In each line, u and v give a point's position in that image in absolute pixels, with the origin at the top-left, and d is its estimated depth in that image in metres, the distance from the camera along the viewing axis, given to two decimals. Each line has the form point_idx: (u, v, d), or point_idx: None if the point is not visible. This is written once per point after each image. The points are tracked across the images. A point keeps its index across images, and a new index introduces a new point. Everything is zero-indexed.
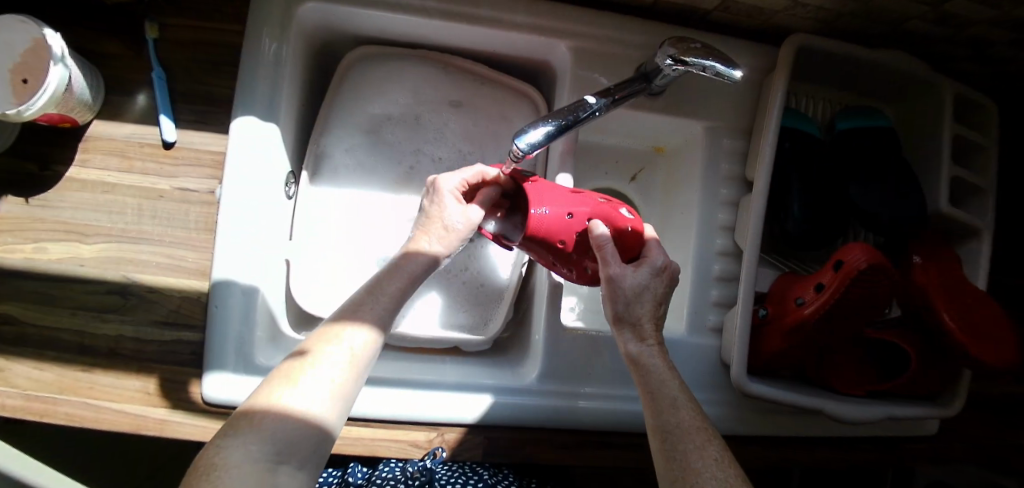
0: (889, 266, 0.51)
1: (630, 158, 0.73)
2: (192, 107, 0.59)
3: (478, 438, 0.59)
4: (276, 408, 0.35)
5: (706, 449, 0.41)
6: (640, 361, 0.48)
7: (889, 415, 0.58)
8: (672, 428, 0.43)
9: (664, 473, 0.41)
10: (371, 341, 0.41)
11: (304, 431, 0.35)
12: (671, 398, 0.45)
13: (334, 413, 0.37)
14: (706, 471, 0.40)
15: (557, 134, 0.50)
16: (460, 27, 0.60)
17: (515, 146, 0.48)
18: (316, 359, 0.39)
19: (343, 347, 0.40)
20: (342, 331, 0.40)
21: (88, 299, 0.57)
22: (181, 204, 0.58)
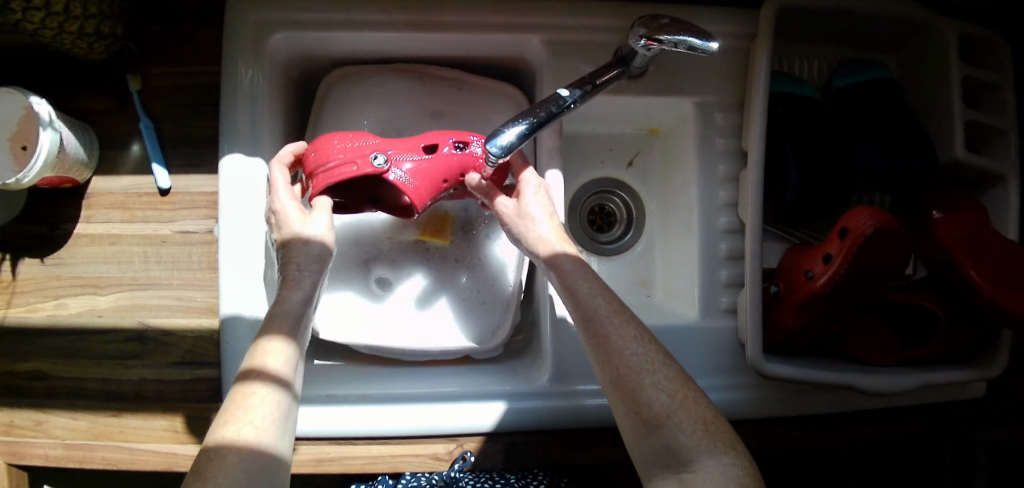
0: (900, 228, 0.48)
1: (623, 144, 0.71)
2: (182, 151, 0.61)
3: (497, 443, 0.59)
4: (228, 445, 0.36)
5: (623, 330, 0.43)
6: (551, 255, 0.49)
7: (921, 382, 0.55)
8: (595, 314, 0.44)
9: (595, 360, 0.44)
10: (287, 350, 0.42)
11: (257, 463, 0.36)
12: (584, 279, 0.47)
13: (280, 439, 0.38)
14: (628, 350, 0.42)
15: (531, 133, 0.49)
16: (428, 37, 0.59)
17: (488, 150, 0.48)
18: (252, 395, 0.39)
19: (268, 369, 0.40)
20: (267, 351, 0.41)
21: (110, 347, 0.59)
22: (184, 247, 0.60)
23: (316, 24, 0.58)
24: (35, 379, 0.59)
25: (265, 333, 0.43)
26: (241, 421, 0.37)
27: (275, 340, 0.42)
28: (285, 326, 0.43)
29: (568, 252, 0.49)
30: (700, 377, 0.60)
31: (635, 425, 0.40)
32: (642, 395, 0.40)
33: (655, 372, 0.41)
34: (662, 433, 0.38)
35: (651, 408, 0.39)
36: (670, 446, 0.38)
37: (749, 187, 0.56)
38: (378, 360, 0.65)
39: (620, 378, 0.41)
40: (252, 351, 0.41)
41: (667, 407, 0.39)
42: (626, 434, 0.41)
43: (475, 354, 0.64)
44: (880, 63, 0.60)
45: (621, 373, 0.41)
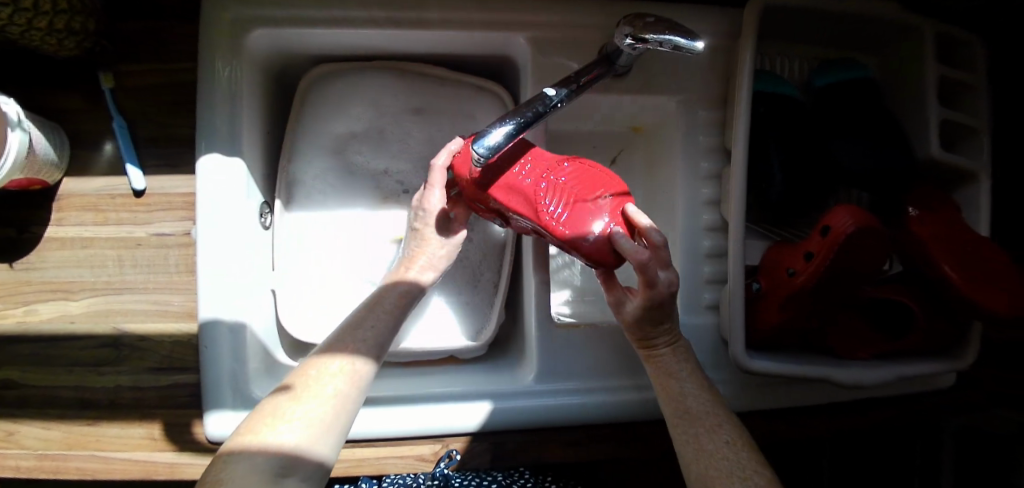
0: (880, 227, 0.49)
1: (607, 141, 0.71)
2: (157, 152, 0.59)
3: (484, 443, 0.58)
4: (257, 447, 0.37)
5: (716, 434, 0.46)
6: (654, 353, 0.51)
7: (897, 376, 0.56)
8: (691, 412, 0.48)
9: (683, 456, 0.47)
10: (359, 370, 0.43)
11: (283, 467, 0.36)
12: (684, 378, 0.50)
13: (320, 449, 0.38)
14: (719, 454, 0.45)
15: (519, 133, 0.49)
16: (412, 33, 0.58)
17: (475, 150, 0.47)
18: (292, 403, 0.40)
19: (317, 380, 0.41)
20: (327, 369, 0.42)
21: (84, 354, 0.58)
22: (160, 250, 0.58)
23: (298, 21, 0.57)
24: (4, 388, 0.57)
25: (331, 351, 0.43)
26: (278, 420, 0.38)
27: (345, 358, 0.43)
28: (370, 349, 0.44)
29: (672, 348, 0.51)
30: None
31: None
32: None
33: (745, 477, 0.43)
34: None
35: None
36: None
37: (732, 185, 0.56)
38: None
39: (709, 478, 0.44)
40: (310, 368, 0.42)
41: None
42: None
43: (461, 355, 0.62)
44: (858, 63, 0.61)
45: (711, 474, 0.44)
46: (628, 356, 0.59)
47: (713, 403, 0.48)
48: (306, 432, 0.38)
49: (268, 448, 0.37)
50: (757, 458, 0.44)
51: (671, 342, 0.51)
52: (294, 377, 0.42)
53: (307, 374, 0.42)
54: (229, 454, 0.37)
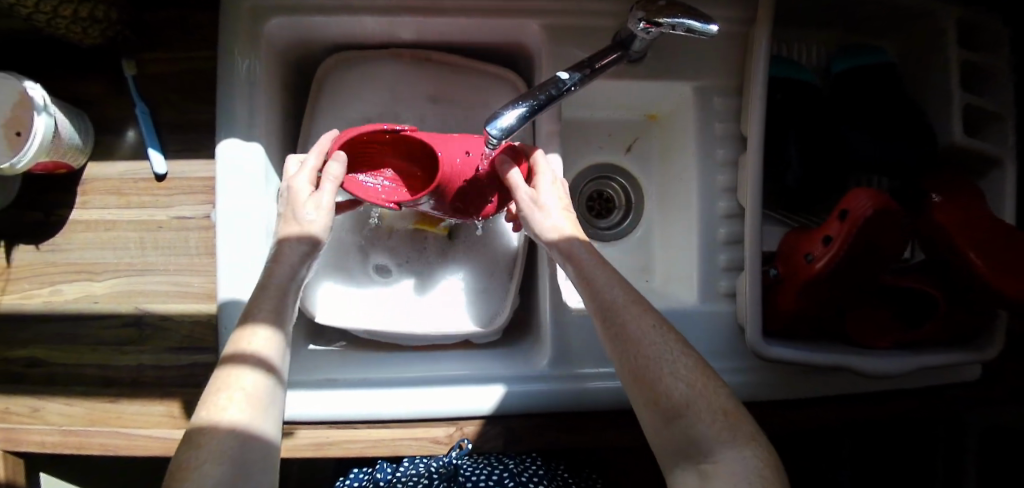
0: (899, 211, 0.48)
1: (622, 130, 0.71)
2: (177, 137, 0.60)
3: (496, 427, 0.58)
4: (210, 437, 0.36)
5: (637, 327, 0.43)
6: (573, 255, 0.47)
7: (918, 366, 0.55)
8: (614, 307, 0.45)
9: (613, 349, 0.44)
10: (272, 334, 0.41)
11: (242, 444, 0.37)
12: (603, 271, 0.46)
13: (266, 423, 0.39)
14: (647, 340, 0.43)
15: (530, 116, 0.49)
16: (426, 21, 0.59)
17: (488, 132, 0.48)
18: (226, 386, 0.39)
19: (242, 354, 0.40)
20: (246, 341, 0.41)
21: (107, 333, 0.59)
22: (180, 233, 0.60)
23: (314, 9, 0.57)
24: (31, 365, 0.59)
25: (248, 322, 0.42)
26: (214, 412, 0.37)
27: (257, 328, 0.41)
28: (272, 314, 0.42)
29: (590, 250, 0.48)
30: None
31: (656, 415, 0.41)
32: (662, 386, 0.41)
33: (675, 362, 0.42)
34: (681, 430, 0.40)
35: (671, 399, 0.41)
36: (692, 436, 0.39)
37: (749, 170, 0.55)
38: (376, 346, 0.65)
39: (639, 367, 0.42)
40: (235, 338, 0.41)
41: (687, 399, 0.40)
42: (648, 425, 0.42)
43: (475, 339, 0.63)
44: (879, 49, 0.61)
45: (640, 362, 0.42)
46: None
47: (628, 296, 0.45)
48: (246, 410, 0.38)
49: (216, 436, 0.36)
50: (684, 346, 0.43)
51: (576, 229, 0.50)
52: (222, 360, 0.40)
53: (229, 355, 0.40)
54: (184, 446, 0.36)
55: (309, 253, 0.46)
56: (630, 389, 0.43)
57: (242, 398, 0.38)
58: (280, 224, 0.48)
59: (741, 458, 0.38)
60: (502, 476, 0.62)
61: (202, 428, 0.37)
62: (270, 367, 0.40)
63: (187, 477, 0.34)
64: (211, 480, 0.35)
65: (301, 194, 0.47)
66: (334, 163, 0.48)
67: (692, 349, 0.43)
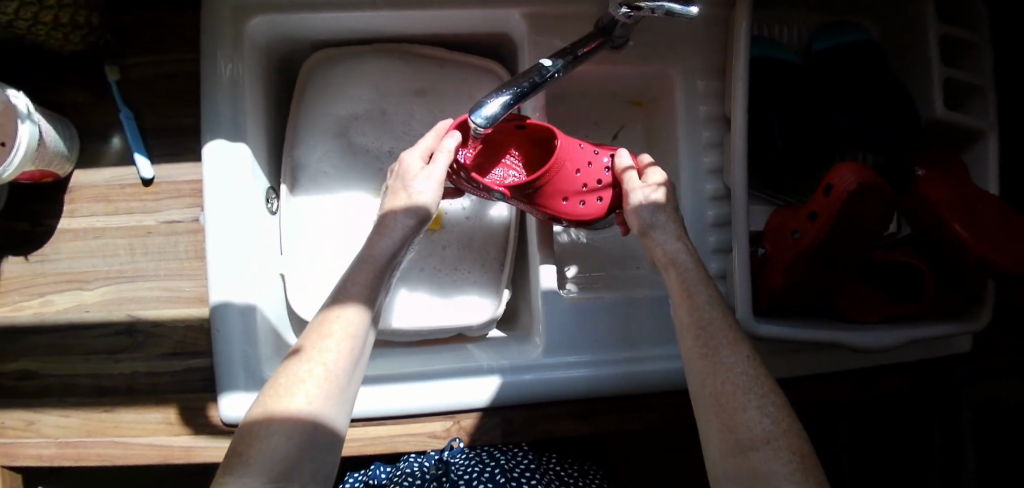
0: (884, 185, 0.48)
1: (608, 117, 0.71)
2: (163, 141, 0.60)
3: (495, 419, 0.58)
4: (280, 416, 0.35)
5: (735, 350, 0.40)
6: (676, 261, 0.48)
7: (908, 339, 0.56)
8: (707, 329, 0.42)
9: (696, 370, 0.41)
10: (353, 321, 0.41)
11: (306, 433, 0.36)
12: (708, 300, 0.44)
13: (332, 411, 0.38)
14: (738, 368, 0.39)
15: (514, 103, 0.49)
16: (409, 14, 0.59)
17: (472, 121, 0.48)
18: (302, 366, 0.38)
19: (328, 334, 0.39)
20: (332, 323, 0.40)
21: (100, 342, 0.59)
22: (170, 237, 0.59)
23: (296, 8, 0.58)
24: (23, 378, 0.58)
25: (337, 302, 0.41)
26: (290, 387, 0.37)
27: (349, 308, 0.41)
28: (363, 292, 0.42)
29: (698, 270, 0.46)
30: None
31: (728, 443, 0.37)
32: (743, 415, 0.37)
33: (762, 396, 0.38)
34: (746, 463, 0.35)
35: (750, 429, 0.36)
36: (759, 471, 0.35)
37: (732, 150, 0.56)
38: (372, 343, 0.65)
39: (721, 393, 0.39)
40: (319, 318, 0.40)
41: (767, 433, 0.36)
42: (714, 455, 0.37)
43: (470, 332, 0.62)
44: (856, 26, 0.61)
45: (725, 388, 0.39)
46: (637, 327, 0.58)
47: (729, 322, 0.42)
48: (319, 398, 0.37)
49: (280, 420, 0.35)
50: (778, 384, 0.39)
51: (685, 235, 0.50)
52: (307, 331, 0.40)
53: (316, 329, 0.40)
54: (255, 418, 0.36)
55: (412, 227, 0.47)
56: (701, 416, 0.40)
57: (319, 375, 0.38)
58: (388, 196, 0.49)
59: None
60: (493, 474, 0.61)
61: (270, 408, 0.36)
62: (350, 349, 0.40)
63: (252, 445, 0.35)
64: (278, 453, 0.34)
65: (410, 165, 0.49)
66: (451, 136, 0.50)
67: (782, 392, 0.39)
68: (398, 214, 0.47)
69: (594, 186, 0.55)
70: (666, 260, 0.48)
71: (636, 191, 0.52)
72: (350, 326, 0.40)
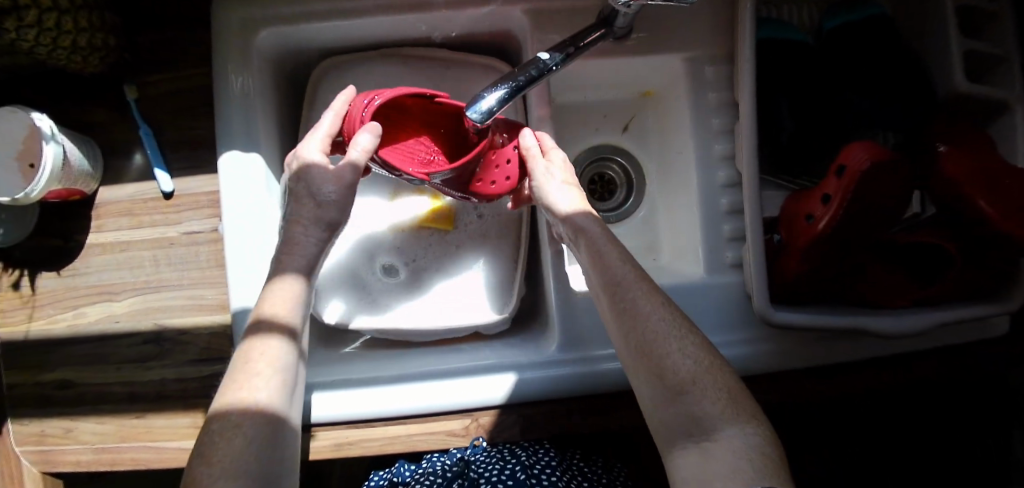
0: (897, 162, 0.47)
1: (618, 109, 0.70)
2: (181, 155, 0.62)
3: (513, 416, 0.58)
4: (239, 410, 0.41)
5: (653, 307, 0.45)
6: (583, 231, 0.50)
7: (935, 322, 0.54)
8: (621, 286, 0.46)
9: (619, 325, 0.46)
10: (292, 297, 0.47)
11: (265, 420, 0.42)
12: (617, 254, 0.48)
13: (282, 398, 0.44)
14: (655, 316, 0.44)
15: (511, 97, 0.51)
16: (411, 17, 0.60)
17: (471, 115, 0.51)
18: (255, 359, 0.44)
19: (265, 324, 0.45)
20: (270, 307, 0.46)
21: (130, 351, 0.61)
22: (191, 247, 0.61)
23: (302, 18, 0.59)
24: (60, 388, 0.61)
25: (278, 278, 0.48)
26: (244, 383, 0.42)
27: (282, 281, 0.47)
28: (299, 276, 0.48)
29: (602, 229, 0.50)
30: (715, 334, 0.58)
31: (658, 390, 0.43)
32: (668, 361, 0.42)
33: (682, 341, 0.43)
34: (677, 407, 0.42)
35: (677, 374, 0.42)
36: (692, 411, 0.41)
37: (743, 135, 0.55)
38: (389, 344, 0.66)
39: (646, 344, 0.44)
40: (258, 304, 0.46)
41: (692, 374, 0.42)
42: (648, 401, 0.44)
43: (485, 330, 0.63)
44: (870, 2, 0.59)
45: (648, 338, 0.44)
46: None
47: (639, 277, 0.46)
48: (270, 389, 0.43)
49: (243, 412, 0.41)
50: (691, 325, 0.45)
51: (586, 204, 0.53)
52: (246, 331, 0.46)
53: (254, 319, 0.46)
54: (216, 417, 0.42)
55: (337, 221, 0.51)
56: (632, 366, 0.45)
57: (266, 368, 0.44)
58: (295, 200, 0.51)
59: (733, 427, 0.40)
60: (514, 470, 0.61)
61: (227, 407, 0.42)
62: (286, 332, 0.46)
63: (219, 444, 0.40)
64: (243, 443, 0.40)
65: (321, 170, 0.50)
66: (365, 133, 0.49)
67: (696, 328, 0.45)
68: (310, 222, 0.50)
69: (504, 166, 0.56)
70: (575, 229, 0.50)
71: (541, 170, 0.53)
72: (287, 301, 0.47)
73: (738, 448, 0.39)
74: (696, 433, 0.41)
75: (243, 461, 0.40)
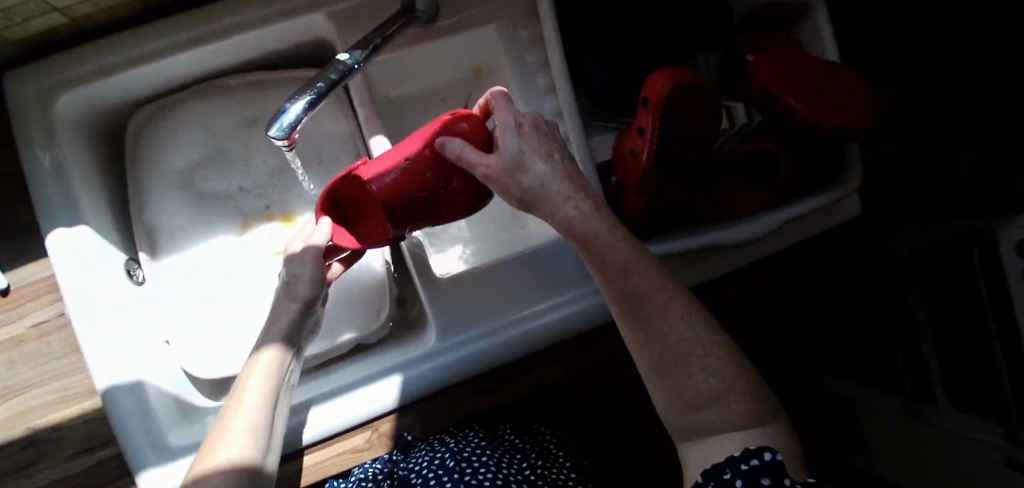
0: (694, 80, 0.48)
1: (454, 88, 0.69)
2: (6, 247, 0.58)
3: (412, 414, 0.61)
4: (213, 466, 0.41)
5: (676, 320, 0.44)
6: (580, 236, 0.44)
7: (780, 220, 0.56)
8: (633, 298, 0.44)
9: (639, 340, 0.45)
10: (275, 360, 0.47)
11: (237, 477, 0.41)
12: (631, 262, 0.44)
13: (253, 452, 0.43)
14: (674, 336, 0.44)
15: (315, 107, 0.49)
16: (214, 47, 0.57)
17: (272, 129, 0.48)
18: (232, 416, 0.44)
19: (249, 381, 0.46)
20: (255, 366, 0.47)
21: (7, 462, 0.58)
22: (43, 339, 0.58)
23: (97, 72, 0.55)
24: None
25: (259, 346, 0.48)
26: (218, 441, 0.42)
27: (263, 352, 0.47)
28: (279, 337, 0.48)
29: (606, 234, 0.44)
30: (585, 283, 0.60)
31: (685, 403, 0.44)
32: (688, 381, 0.44)
33: (704, 357, 0.44)
34: (692, 414, 0.44)
35: (697, 391, 0.44)
36: (705, 421, 0.44)
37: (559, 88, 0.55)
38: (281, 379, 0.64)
39: (666, 362, 0.44)
40: (247, 363, 0.47)
41: (712, 391, 0.43)
42: (666, 409, 0.46)
43: (365, 341, 0.63)
44: None
45: (666, 357, 0.44)
46: (516, 287, 0.59)
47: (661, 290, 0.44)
48: (245, 444, 0.43)
49: (217, 470, 0.41)
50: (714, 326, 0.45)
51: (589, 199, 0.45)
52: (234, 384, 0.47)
53: (243, 377, 0.47)
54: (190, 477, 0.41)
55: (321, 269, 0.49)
56: (647, 376, 0.46)
57: (243, 421, 0.44)
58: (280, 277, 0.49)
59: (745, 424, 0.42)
60: None
61: (204, 464, 0.41)
62: (269, 387, 0.46)
63: None
64: None
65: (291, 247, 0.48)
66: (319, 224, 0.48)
67: (719, 331, 0.45)
68: (285, 299, 0.49)
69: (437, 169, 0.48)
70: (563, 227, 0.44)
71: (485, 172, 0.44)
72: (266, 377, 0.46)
73: (744, 449, 0.41)
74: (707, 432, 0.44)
75: None
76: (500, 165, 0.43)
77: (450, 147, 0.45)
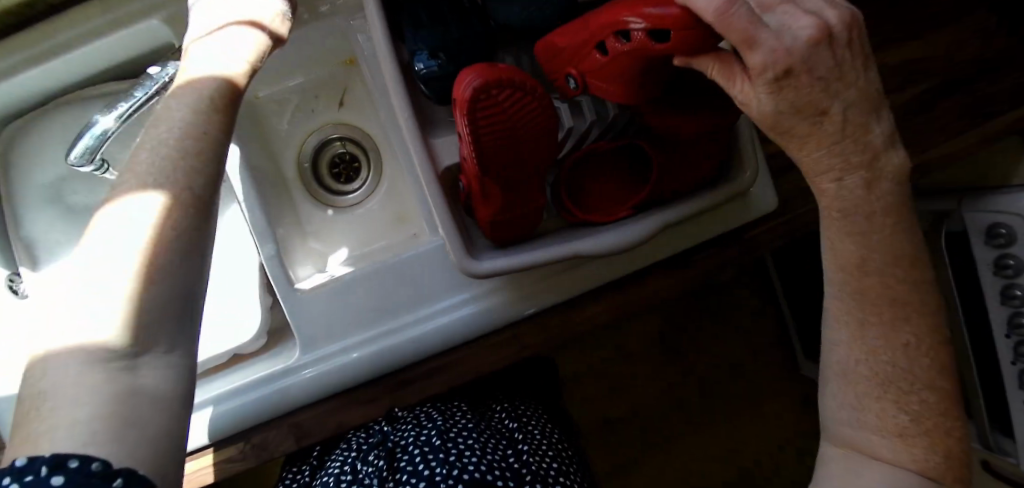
0: (508, 80, 0.43)
1: (328, 86, 0.67)
2: None
3: (282, 428, 0.59)
4: (82, 355, 0.29)
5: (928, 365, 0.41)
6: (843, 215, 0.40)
7: (661, 224, 0.52)
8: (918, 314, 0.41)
9: (883, 341, 0.41)
10: (190, 214, 0.33)
11: (124, 376, 0.29)
12: (922, 301, 0.41)
13: (152, 341, 0.31)
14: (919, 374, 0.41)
15: (109, 135, 0.48)
16: (58, 61, 0.56)
17: (68, 157, 0.48)
18: (109, 281, 0.30)
19: (127, 226, 0.32)
20: (139, 205, 0.32)
21: None
22: None
23: None
24: None
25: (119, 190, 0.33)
26: (89, 314, 0.30)
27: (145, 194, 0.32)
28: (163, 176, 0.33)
29: (868, 215, 0.39)
30: (455, 292, 0.59)
31: (877, 419, 0.41)
32: (893, 404, 0.41)
33: (924, 398, 0.41)
34: (853, 431, 0.42)
35: (896, 418, 0.41)
36: (873, 449, 0.42)
37: (388, 77, 0.49)
38: None
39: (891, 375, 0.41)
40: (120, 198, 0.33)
41: (904, 426, 0.41)
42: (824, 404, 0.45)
43: (245, 349, 0.63)
44: None
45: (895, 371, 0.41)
46: (383, 300, 0.58)
47: (914, 307, 0.41)
48: (128, 327, 0.30)
49: (87, 361, 0.29)
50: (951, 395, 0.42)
51: (866, 154, 0.38)
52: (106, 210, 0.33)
53: (111, 218, 0.32)
54: (50, 363, 0.29)
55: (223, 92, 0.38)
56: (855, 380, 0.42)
57: (134, 294, 0.30)
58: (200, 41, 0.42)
59: (913, 468, 0.41)
60: (430, 436, 0.54)
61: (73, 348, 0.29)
62: (179, 242, 0.32)
63: (48, 397, 0.28)
64: (80, 410, 0.28)
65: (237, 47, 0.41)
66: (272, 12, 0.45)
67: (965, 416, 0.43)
68: (181, 110, 0.35)
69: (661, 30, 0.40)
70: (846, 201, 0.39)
71: (755, 101, 0.36)
72: (136, 213, 0.32)
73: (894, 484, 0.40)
74: (856, 451, 0.43)
75: (89, 422, 0.28)
76: (801, 29, 0.33)
77: (731, 10, 0.33)
